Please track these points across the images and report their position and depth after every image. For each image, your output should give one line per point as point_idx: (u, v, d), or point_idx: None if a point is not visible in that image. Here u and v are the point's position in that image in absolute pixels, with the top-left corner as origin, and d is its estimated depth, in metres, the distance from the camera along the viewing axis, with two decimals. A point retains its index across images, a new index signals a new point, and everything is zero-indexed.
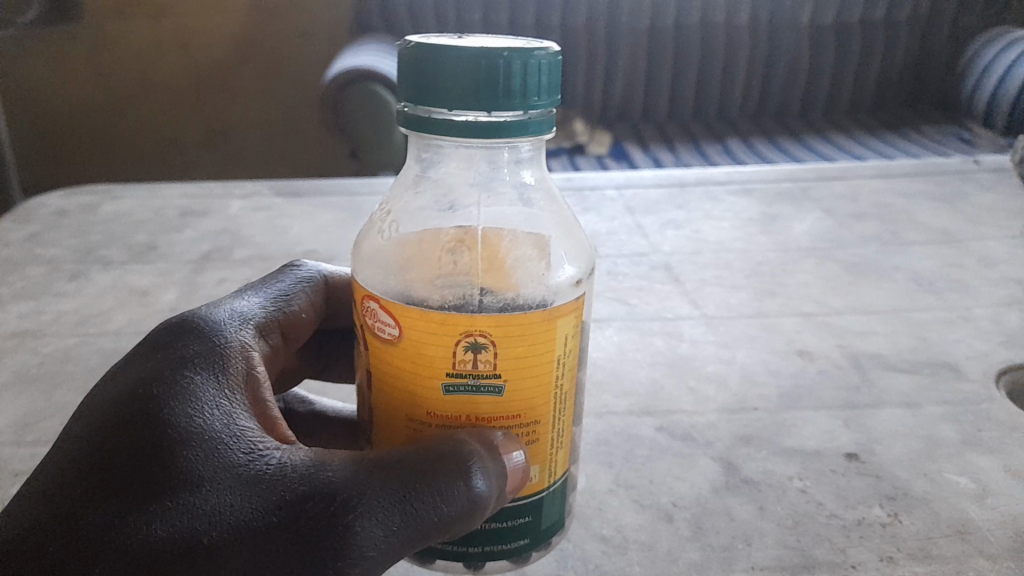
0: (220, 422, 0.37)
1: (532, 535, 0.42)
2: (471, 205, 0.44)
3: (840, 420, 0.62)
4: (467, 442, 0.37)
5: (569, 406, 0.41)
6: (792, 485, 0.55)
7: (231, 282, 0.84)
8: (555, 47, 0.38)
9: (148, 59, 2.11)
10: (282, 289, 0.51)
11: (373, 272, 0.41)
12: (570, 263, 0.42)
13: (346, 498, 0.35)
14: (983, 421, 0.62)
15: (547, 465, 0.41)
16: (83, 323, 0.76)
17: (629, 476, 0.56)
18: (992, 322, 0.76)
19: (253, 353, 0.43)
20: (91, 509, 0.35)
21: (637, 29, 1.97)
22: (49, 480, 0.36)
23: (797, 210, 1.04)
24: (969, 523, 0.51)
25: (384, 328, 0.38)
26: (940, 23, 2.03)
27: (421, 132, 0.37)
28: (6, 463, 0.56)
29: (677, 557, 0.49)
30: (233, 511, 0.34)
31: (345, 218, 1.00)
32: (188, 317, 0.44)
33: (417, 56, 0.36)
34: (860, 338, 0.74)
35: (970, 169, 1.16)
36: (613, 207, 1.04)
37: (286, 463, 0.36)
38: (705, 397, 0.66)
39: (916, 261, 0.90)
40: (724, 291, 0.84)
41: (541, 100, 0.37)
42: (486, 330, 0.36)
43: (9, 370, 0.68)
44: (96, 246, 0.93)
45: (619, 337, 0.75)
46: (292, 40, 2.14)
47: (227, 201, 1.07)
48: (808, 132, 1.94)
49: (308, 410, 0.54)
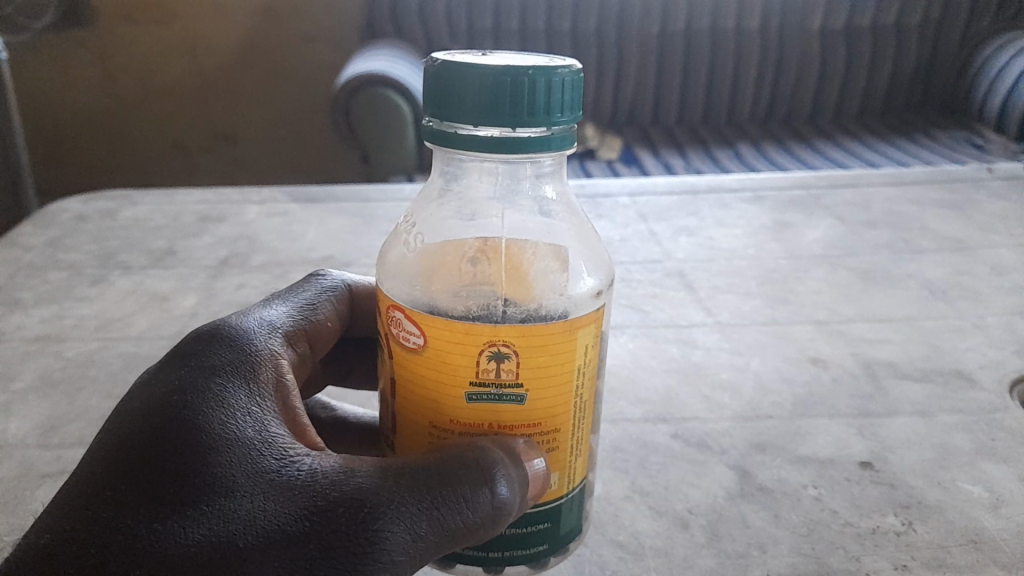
0: (252, 429, 0.38)
1: (551, 541, 0.42)
2: (494, 216, 0.45)
3: (854, 428, 0.63)
4: (490, 450, 0.38)
5: (588, 414, 0.42)
6: (806, 493, 0.55)
7: (248, 287, 0.85)
8: (576, 64, 0.39)
9: (162, 63, 2.13)
10: (308, 298, 0.52)
11: (397, 284, 0.42)
12: (590, 275, 0.42)
13: (374, 504, 0.35)
14: (996, 430, 0.62)
15: (566, 473, 0.41)
16: (105, 327, 0.77)
17: (644, 482, 0.57)
18: (1005, 330, 0.76)
19: (282, 362, 0.45)
20: (127, 511, 0.36)
21: (647, 34, 1.98)
22: (86, 484, 0.37)
23: (809, 217, 1.05)
24: (982, 532, 0.51)
25: (408, 337, 0.39)
26: (952, 29, 2.03)
27: (446, 147, 0.38)
28: (33, 465, 0.57)
29: (693, 563, 0.50)
30: (265, 516, 0.35)
31: (359, 223, 1.02)
32: (219, 325, 0.45)
33: (443, 73, 0.37)
34: (873, 346, 0.75)
35: (983, 176, 1.16)
36: (626, 214, 1.05)
37: (316, 469, 0.37)
38: (719, 404, 0.66)
39: (928, 269, 0.90)
40: (737, 299, 0.84)
41: (563, 117, 0.38)
42: (509, 340, 0.37)
43: (34, 373, 0.69)
44: (116, 251, 0.94)
45: (633, 344, 0.75)
46: (305, 46, 2.16)
47: (244, 206, 1.08)
48: (819, 138, 1.94)
49: (330, 416, 0.55)
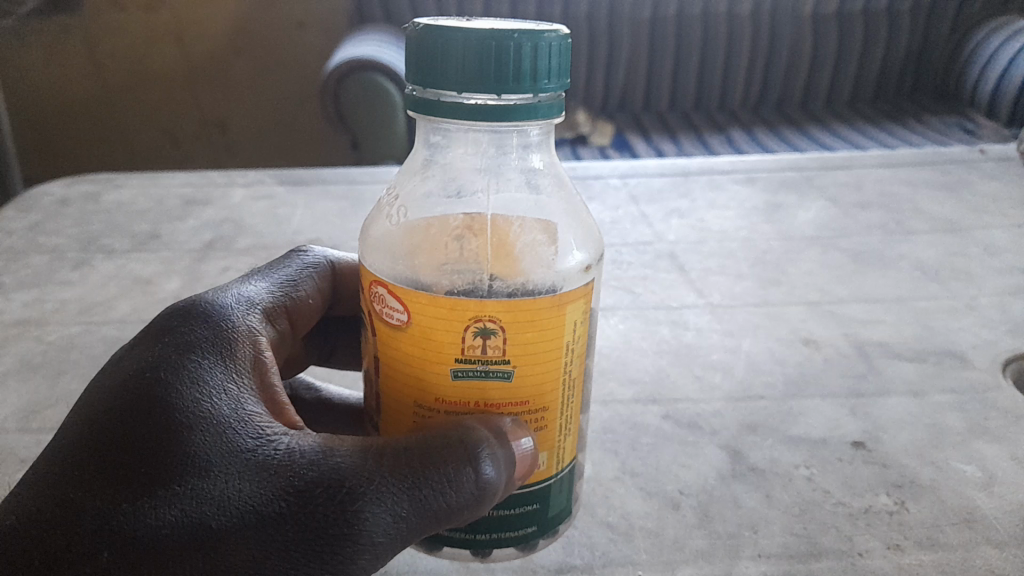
0: (228, 408, 0.37)
1: (539, 523, 0.42)
2: (480, 192, 0.43)
3: (846, 408, 0.62)
4: (475, 429, 0.37)
5: (577, 392, 0.41)
6: (798, 473, 0.55)
7: (234, 270, 0.84)
8: (564, 29, 0.38)
9: (148, 49, 2.10)
10: (288, 275, 0.51)
11: (380, 258, 0.41)
12: (579, 250, 0.41)
13: (354, 485, 0.35)
14: (989, 409, 0.61)
15: (555, 452, 0.41)
16: (87, 311, 0.76)
17: (635, 463, 0.56)
18: (997, 311, 0.76)
19: (260, 339, 0.43)
20: (97, 493, 0.35)
21: (638, 19, 1.96)
22: (55, 465, 0.36)
23: (801, 200, 1.04)
24: (975, 511, 0.51)
25: (392, 313, 0.38)
26: (944, 14, 2.01)
27: (430, 115, 0.36)
28: (11, 449, 0.56)
29: (684, 544, 0.49)
30: (240, 498, 0.34)
31: (347, 207, 1.00)
32: (195, 301, 0.44)
33: (425, 38, 0.36)
34: (865, 327, 0.74)
35: (975, 158, 1.15)
36: (616, 196, 1.03)
37: (294, 449, 0.36)
38: (711, 386, 0.65)
39: (920, 250, 0.89)
40: (729, 280, 0.84)
41: (550, 83, 0.36)
42: (495, 316, 0.36)
43: (13, 358, 0.68)
44: (99, 235, 0.93)
45: (623, 326, 0.75)
46: (293, 31, 2.13)
47: (229, 190, 1.06)
48: (810, 123, 1.93)
49: (314, 397, 0.54)
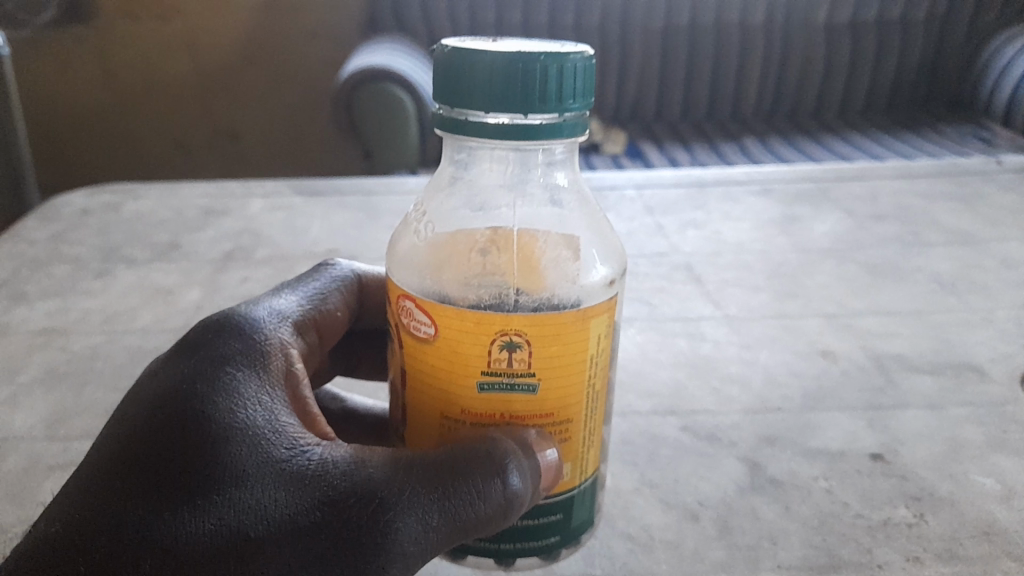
0: (263, 419, 0.38)
1: (563, 533, 0.42)
2: (503, 206, 0.44)
3: (864, 421, 0.62)
4: (502, 441, 0.37)
5: (601, 405, 0.41)
6: (817, 486, 0.55)
7: (253, 281, 0.85)
8: (589, 50, 0.38)
9: (163, 58, 2.12)
10: (316, 288, 0.52)
11: (408, 273, 0.42)
12: (603, 263, 0.42)
13: (386, 494, 0.35)
14: (1007, 423, 0.62)
15: (578, 463, 0.41)
16: (109, 321, 0.77)
17: (654, 475, 0.56)
18: (1014, 324, 0.76)
19: (291, 352, 0.45)
20: (138, 502, 0.35)
21: (651, 28, 1.97)
22: (97, 473, 0.37)
23: (816, 211, 1.04)
24: (994, 524, 0.51)
25: (419, 326, 0.38)
26: (958, 23, 2.01)
27: (458, 134, 0.37)
28: (39, 458, 0.57)
29: (703, 555, 0.49)
30: (277, 506, 0.35)
31: (363, 218, 1.01)
32: (228, 314, 0.45)
33: (453, 59, 0.37)
34: (883, 340, 0.74)
35: (991, 170, 1.15)
36: (632, 207, 1.04)
37: (327, 459, 0.37)
38: (728, 397, 0.66)
39: (937, 262, 0.90)
40: (745, 292, 0.84)
41: (575, 103, 0.37)
42: (521, 330, 0.36)
43: (39, 367, 0.69)
44: (120, 245, 0.94)
45: (640, 338, 0.75)
46: (306, 40, 2.15)
47: (247, 200, 1.07)
48: (823, 132, 1.93)
49: (339, 408, 0.55)
